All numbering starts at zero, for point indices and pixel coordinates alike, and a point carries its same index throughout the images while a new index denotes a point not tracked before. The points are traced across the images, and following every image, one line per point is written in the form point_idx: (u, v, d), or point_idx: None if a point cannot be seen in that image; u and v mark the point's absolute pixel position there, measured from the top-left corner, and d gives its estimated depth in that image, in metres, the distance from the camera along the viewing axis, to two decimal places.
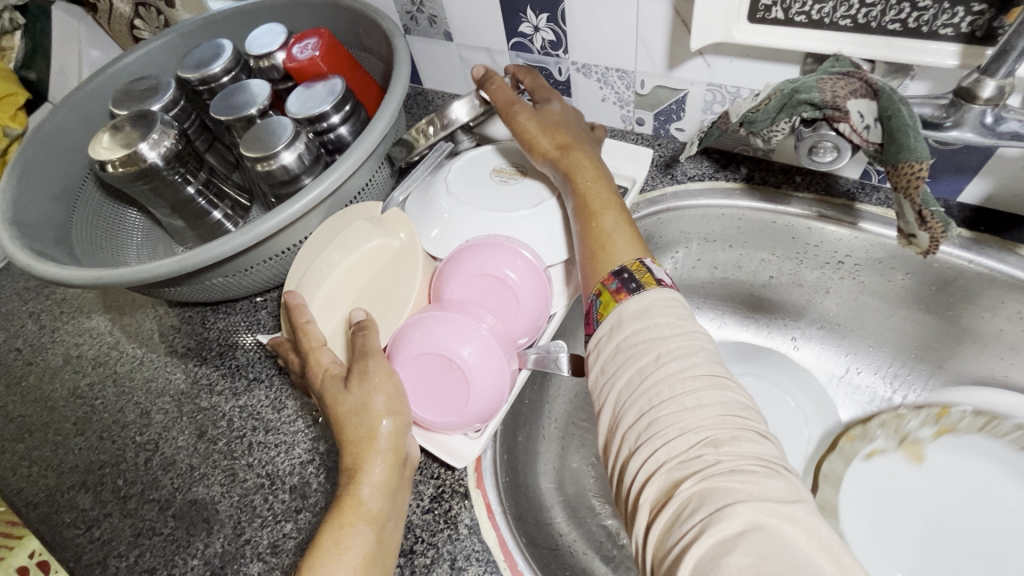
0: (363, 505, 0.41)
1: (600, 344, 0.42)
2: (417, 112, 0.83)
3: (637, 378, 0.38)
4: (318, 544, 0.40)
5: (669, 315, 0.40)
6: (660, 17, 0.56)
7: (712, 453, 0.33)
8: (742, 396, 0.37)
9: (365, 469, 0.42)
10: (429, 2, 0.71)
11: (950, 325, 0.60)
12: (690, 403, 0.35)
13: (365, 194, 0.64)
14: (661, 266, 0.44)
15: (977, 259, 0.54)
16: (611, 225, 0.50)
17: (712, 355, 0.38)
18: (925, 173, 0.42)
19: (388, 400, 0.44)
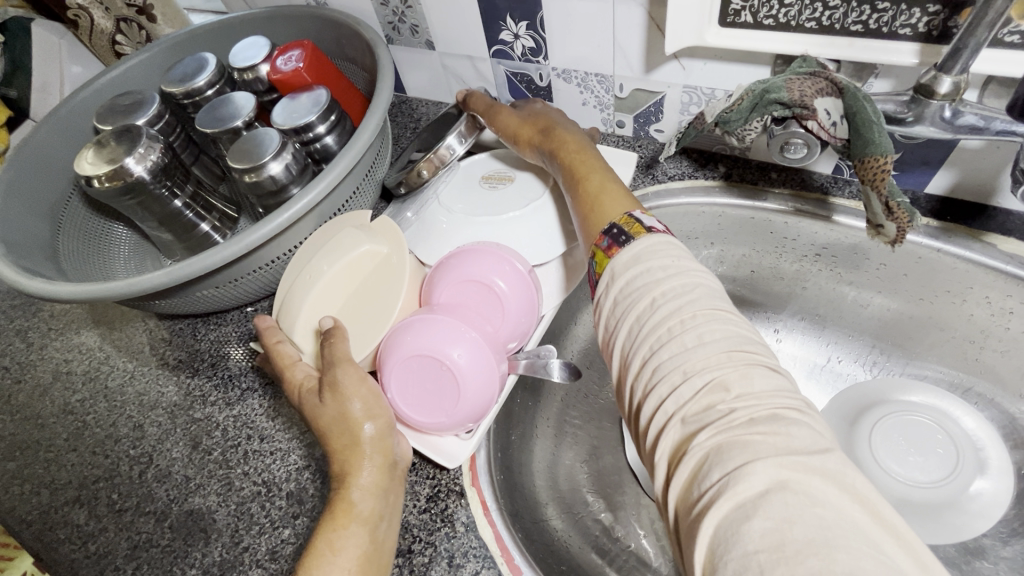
0: (354, 508, 0.43)
1: (604, 297, 0.44)
2: (402, 120, 0.84)
3: (639, 325, 0.40)
4: (313, 548, 0.41)
5: (663, 257, 0.42)
6: (635, 22, 0.58)
7: (725, 400, 0.34)
8: (746, 330, 0.38)
9: (354, 473, 0.44)
10: (410, 13, 0.73)
11: (925, 312, 0.63)
12: (695, 344, 0.36)
13: (353, 203, 0.65)
14: (651, 216, 0.46)
15: (946, 247, 0.57)
16: (598, 185, 0.52)
17: (711, 290, 0.39)
18: (890, 165, 0.44)
19: (364, 405, 0.45)
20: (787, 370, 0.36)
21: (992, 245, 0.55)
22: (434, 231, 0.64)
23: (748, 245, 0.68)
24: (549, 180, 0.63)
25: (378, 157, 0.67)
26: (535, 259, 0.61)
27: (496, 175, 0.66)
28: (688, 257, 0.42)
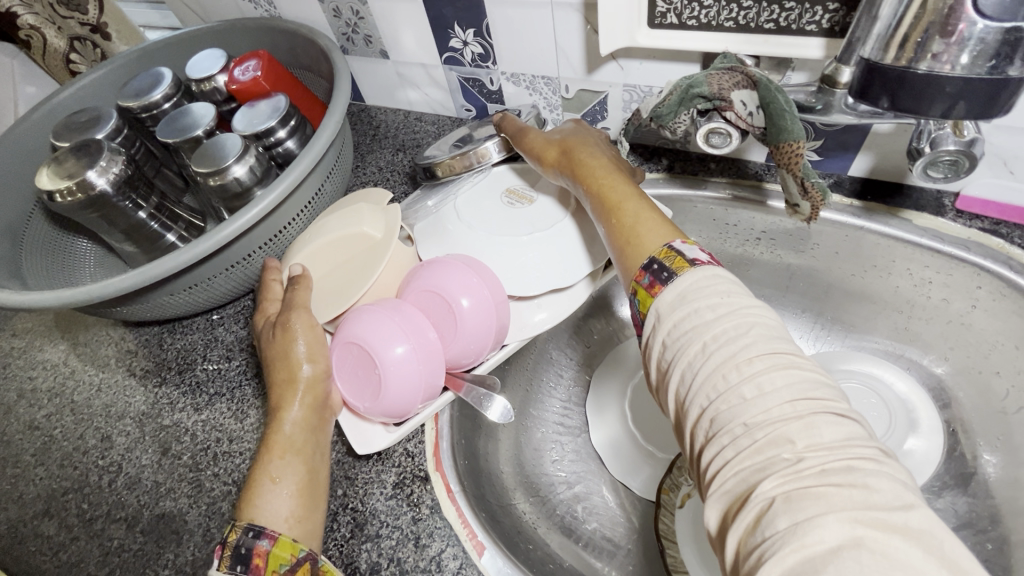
0: (286, 438, 0.46)
1: (651, 338, 0.41)
2: (361, 127, 0.86)
3: (691, 369, 0.37)
4: (253, 482, 0.44)
5: (710, 296, 0.39)
6: (574, 27, 0.62)
7: (791, 451, 0.32)
8: (812, 373, 0.35)
9: (286, 407, 0.48)
10: (363, 24, 0.75)
11: (857, 286, 0.67)
12: (753, 394, 0.34)
13: (318, 201, 0.67)
14: (693, 246, 0.43)
15: (868, 224, 0.61)
16: (634, 217, 0.49)
17: (767, 330, 0.36)
18: (803, 150, 0.49)
19: (307, 347, 0.50)
20: (858, 416, 0.34)
21: (907, 220, 0.60)
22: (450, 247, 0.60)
23: (695, 233, 0.72)
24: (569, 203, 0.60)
25: (340, 157, 0.70)
26: (559, 282, 0.57)
27: (519, 189, 0.63)
28: (740, 292, 0.39)
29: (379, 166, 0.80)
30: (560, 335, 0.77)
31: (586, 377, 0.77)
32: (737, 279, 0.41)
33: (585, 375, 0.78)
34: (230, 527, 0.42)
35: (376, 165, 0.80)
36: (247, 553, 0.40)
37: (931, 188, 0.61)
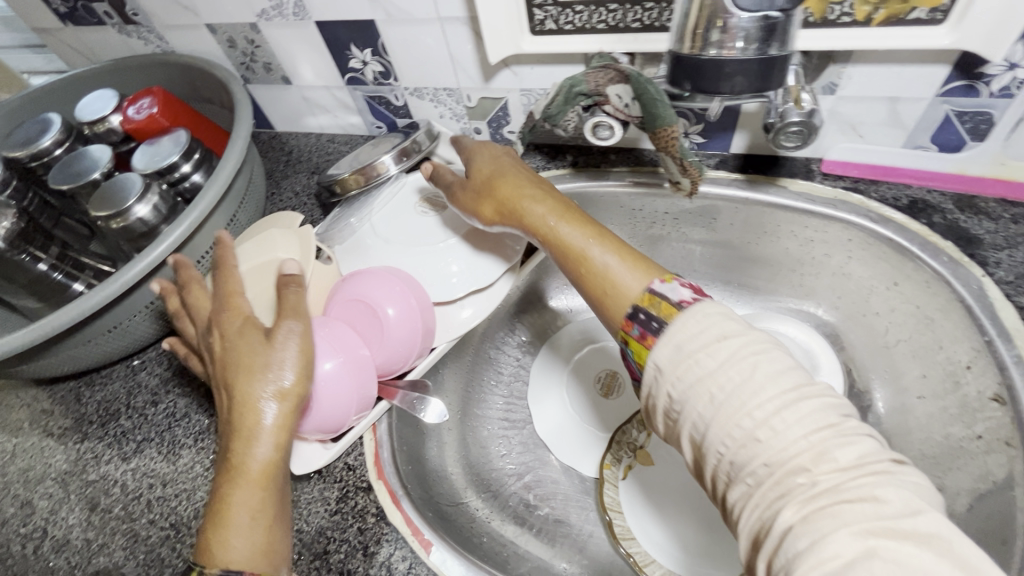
0: (259, 465, 0.43)
1: (654, 388, 0.41)
2: (273, 154, 0.86)
3: (705, 417, 0.37)
4: (225, 515, 0.41)
5: (707, 337, 0.39)
6: (464, 39, 0.65)
7: (806, 476, 0.33)
8: (821, 399, 0.36)
9: (258, 424, 0.43)
10: (260, 52, 0.75)
11: (753, 253, 0.74)
12: (771, 432, 0.35)
13: (230, 231, 0.67)
14: (675, 285, 0.43)
15: (751, 196, 0.67)
16: (604, 261, 0.47)
17: (771, 370, 0.37)
18: (677, 133, 0.54)
19: (302, 359, 0.45)
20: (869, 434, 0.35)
21: (784, 187, 0.66)
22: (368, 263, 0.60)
23: (608, 221, 0.77)
24: None
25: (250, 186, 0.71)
26: (480, 282, 0.59)
27: (432, 199, 0.64)
28: (737, 331, 0.39)
29: (295, 191, 0.80)
30: (495, 333, 0.80)
31: (525, 371, 0.80)
32: (724, 310, 0.41)
33: (525, 369, 0.80)
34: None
35: (291, 190, 0.80)
36: None
37: (800, 157, 0.68)
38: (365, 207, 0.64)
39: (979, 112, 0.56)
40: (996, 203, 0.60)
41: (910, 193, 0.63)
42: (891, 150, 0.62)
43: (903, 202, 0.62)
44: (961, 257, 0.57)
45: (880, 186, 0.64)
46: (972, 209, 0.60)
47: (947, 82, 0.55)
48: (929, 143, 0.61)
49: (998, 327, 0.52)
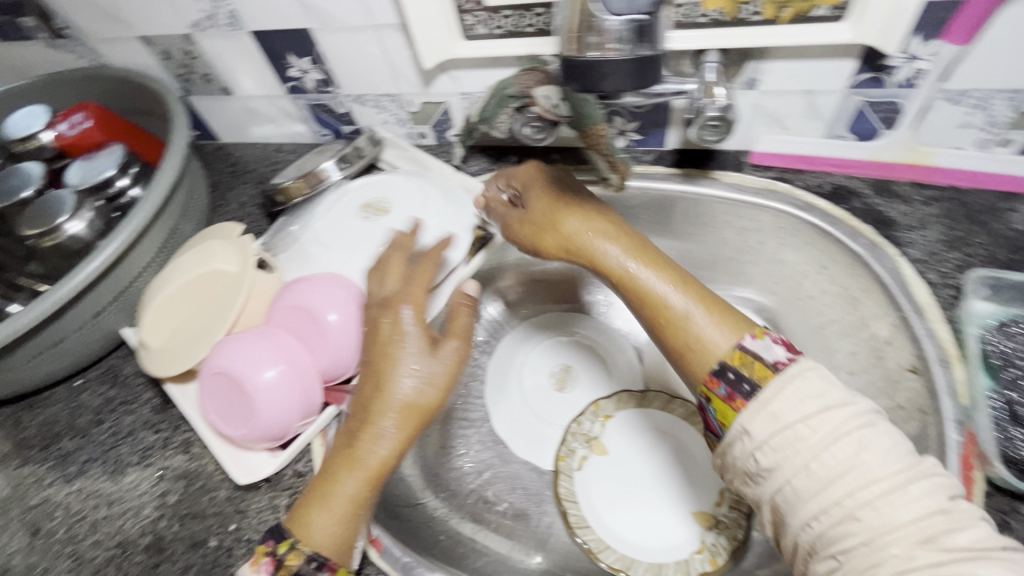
0: (369, 464, 0.45)
1: (740, 449, 0.41)
2: (218, 166, 0.85)
3: (802, 489, 0.37)
4: (327, 493, 0.45)
5: (806, 406, 0.39)
6: (400, 46, 0.66)
7: (903, 548, 0.34)
8: (928, 481, 0.36)
9: (377, 427, 0.46)
10: (197, 63, 0.75)
11: (694, 244, 0.76)
12: (879, 509, 0.35)
13: (171, 243, 0.67)
14: (768, 345, 0.44)
15: (687, 189, 0.69)
16: (689, 318, 0.48)
17: (880, 450, 0.37)
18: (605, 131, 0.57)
19: (429, 377, 0.47)
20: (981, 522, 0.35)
21: (717, 179, 0.69)
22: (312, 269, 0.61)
23: None
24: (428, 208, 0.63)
25: (190, 198, 0.70)
26: (423, 283, 0.61)
27: (374, 203, 0.64)
28: (836, 398, 0.39)
29: (241, 202, 0.79)
30: None
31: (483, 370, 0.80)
32: (823, 375, 0.41)
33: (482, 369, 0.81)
34: (290, 549, 0.43)
35: (238, 201, 0.80)
36: None
37: (732, 150, 0.71)
38: (308, 213, 0.66)
39: (888, 102, 0.60)
40: (911, 187, 0.65)
41: (832, 180, 0.67)
42: (813, 140, 0.66)
43: (827, 189, 0.66)
44: (878, 239, 0.60)
45: (806, 175, 0.68)
46: (889, 193, 0.64)
47: (857, 74, 0.58)
48: (847, 133, 0.64)
49: (912, 302, 0.56)
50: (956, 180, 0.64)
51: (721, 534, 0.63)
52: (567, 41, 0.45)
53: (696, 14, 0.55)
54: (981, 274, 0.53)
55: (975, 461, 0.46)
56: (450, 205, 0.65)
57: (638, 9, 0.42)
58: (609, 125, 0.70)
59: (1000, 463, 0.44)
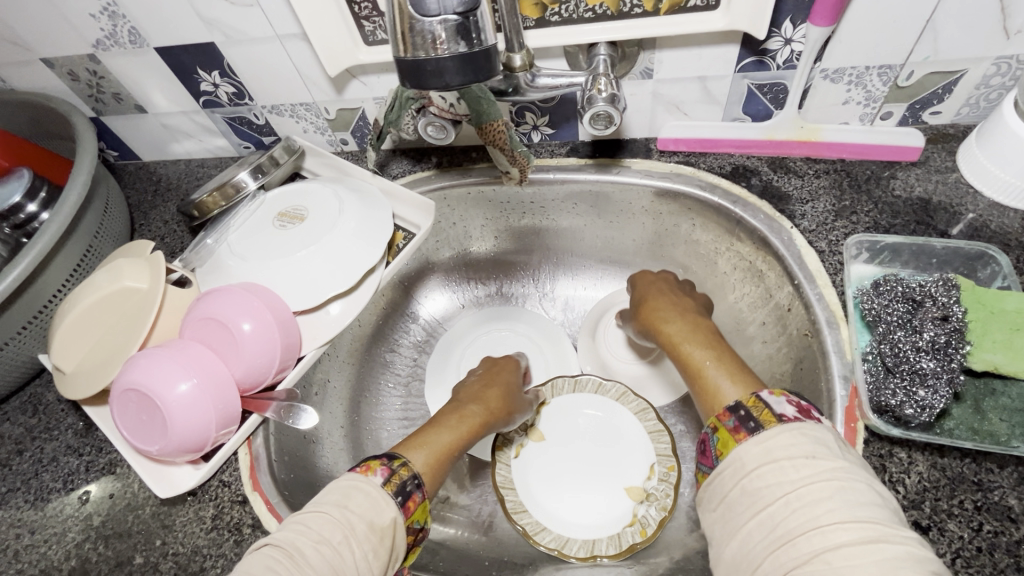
0: (470, 424, 0.59)
1: (725, 483, 0.41)
2: (140, 185, 0.84)
3: (767, 533, 0.36)
4: (438, 427, 0.56)
5: (796, 451, 0.39)
6: (307, 55, 0.67)
7: None
8: (907, 549, 0.33)
9: (489, 399, 0.64)
10: (107, 83, 0.74)
11: (616, 230, 0.79)
12: (841, 561, 0.33)
13: (86, 264, 0.67)
14: (781, 398, 0.42)
15: (600, 178, 0.72)
16: (717, 376, 0.49)
17: (860, 504, 0.35)
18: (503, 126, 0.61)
19: (518, 398, 0.68)
20: None
21: (628, 167, 0.71)
22: (227, 282, 0.61)
23: (481, 216, 0.80)
24: (340, 213, 0.63)
25: (104, 218, 0.70)
26: (335, 289, 0.60)
27: (289, 211, 0.65)
28: (829, 455, 0.38)
29: (165, 220, 0.79)
30: (389, 337, 0.81)
31: (422, 369, 0.81)
32: (827, 437, 0.40)
33: (421, 368, 0.81)
34: (402, 463, 0.47)
35: (161, 219, 0.79)
36: (409, 490, 0.45)
37: (641, 138, 0.73)
38: (224, 225, 0.66)
39: (774, 84, 0.64)
40: (803, 162, 0.67)
41: (734, 160, 0.70)
42: (712, 124, 0.69)
43: (727, 169, 0.69)
44: (774, 214, 0.64)
45: (708, 158, 0.70)
46: (784, 169, 0.67)
47: (741, 60, 0.62)
48: (743, 115, 0.68)
49: (804, 270, 0.59)
50: (843, 154, 0.66)
51: (651, 506, 0.66)
52: (396, 41, 0.43)
53: (581, 9, 0.57)
54: (858, 239, 0.58)
55: (857, 412, 0.49)
56: (364, 204, 0.66)
57: (449, 8, 0.40)
58: (522, 121, 0.72)
59: (873, 413, 0.48)
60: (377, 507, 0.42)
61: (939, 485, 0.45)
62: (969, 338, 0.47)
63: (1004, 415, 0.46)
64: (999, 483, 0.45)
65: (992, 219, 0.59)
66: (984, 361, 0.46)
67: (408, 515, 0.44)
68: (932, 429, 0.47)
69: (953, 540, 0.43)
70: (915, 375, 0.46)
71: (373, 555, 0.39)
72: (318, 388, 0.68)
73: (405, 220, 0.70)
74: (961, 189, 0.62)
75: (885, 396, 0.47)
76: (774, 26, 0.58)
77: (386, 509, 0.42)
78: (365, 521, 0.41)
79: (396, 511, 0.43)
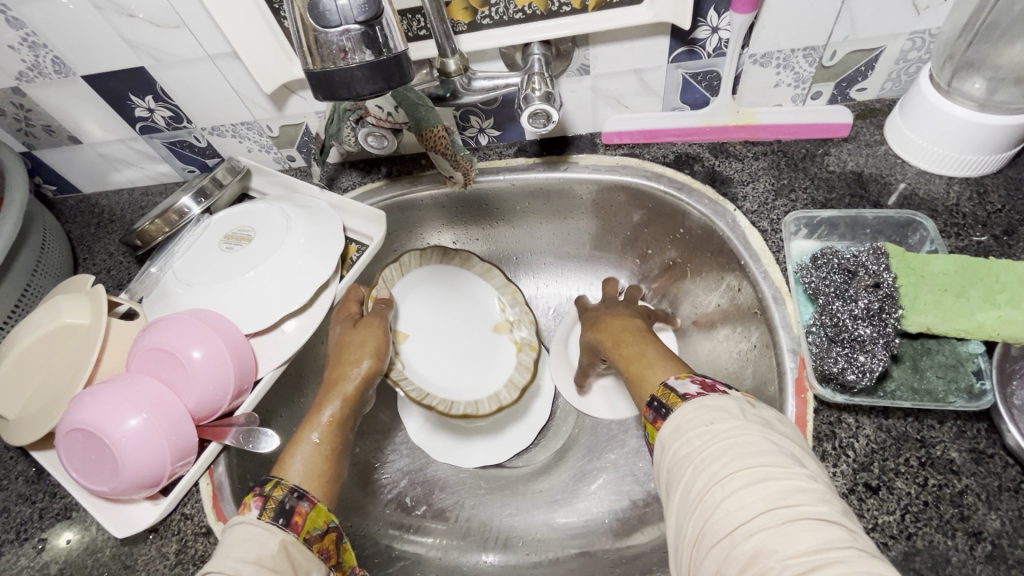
0: (331, 410, 0.55)
1: (657, 468, 0.43)
2: (81, 219, 0.81)
3: (683, 499, 0.39)
4: (302, 430, 0.54)
5: (695, 417, 0.41)
6: (242, 74, 0.66)
7: (772, 545, 0.33)
8: (791, 480, 0.36)
9: (345, 371, 0.58)
10: (35, 115, 0.71)
11: (570, 224, 0.80)
12: (734, 505, 0.35)
13: (25, 304, 0.66)
14: (684, 379, 0.45)
15: (548, 175, 0.73)
16: (646, 367, 0.52)
17: (749, 447, 0.38)
18: (443, 133, 0.62)
19: (362, 340, 0.60)
20: (843, 519, 0.34)
21: (576, 163, 0.72)
22: (174, 309, 0.60)
23: (436, 222, 0.80)
24: (287, 231, 0.62)
25: (42, 255, 0.68)
26: (286, 308, 0.59)
27: (236, 233, 0.64)
28: (726, 415, 0.40)
29: (109, 252, 0.76)
30: None
31: None
32: (728, 400, 0.42)
33: None
34: (274, 484, 0.47)
35: (105, 252, 0.77)
36: (289, 509, 0.45)
37: (586, 133, 0.74)
38: (169, 253, 0.64)
39: (707, 71, 0.65)
40: (742, 145, 0.69)
41: (676, 149, 0.71)
42: (653, 114, 0.70)
43: (670, 158, 0.70)
44: (718, 198, 0.65)
45: (652, 148, 0.71)
46: (724, 154, 0.69)
47: (672, 50, 0.63)
48: (682, 104, 0.69)
49: (750, 249, 0.61)
50: (780, 135, 0.68)
51: (518, 328, 0.78)
52: (304, 55, 0.43)
53: (511, 10, 0.58)
54: (796, 216, 0.60)
55: (806, 383, 0.51)
56: (313, 219, 0.65)
57: (351, 18, 0.40)
58: (467, 125, 0.72)
59: (819, 382, 0.50)
60: (259, 541, 0.43)
61: (886, 446, 0.47)
62: (902, 302, 0.48)
63: (941, 371, 0.48)
64: (940, 438, 0.47)
65: (920, 186, 0.62)
66: (918, 323, 0.47)
67: (299, 529, 0.45)
68: (876, 392, 0.49)
69: (902, 497, 0.45)
70: (854, 342, 0.48)
71: None
72: (282, 410, 0.67)
73: (356, 232, 0.70)
74: (890, 160, 0.64)
75: (828, 364, 0.49)
76: (699, 16, 0.59)
77: (270, 538, 0.43)
78: (249, 560, 0.41)
79: (280, 534, 0.43)
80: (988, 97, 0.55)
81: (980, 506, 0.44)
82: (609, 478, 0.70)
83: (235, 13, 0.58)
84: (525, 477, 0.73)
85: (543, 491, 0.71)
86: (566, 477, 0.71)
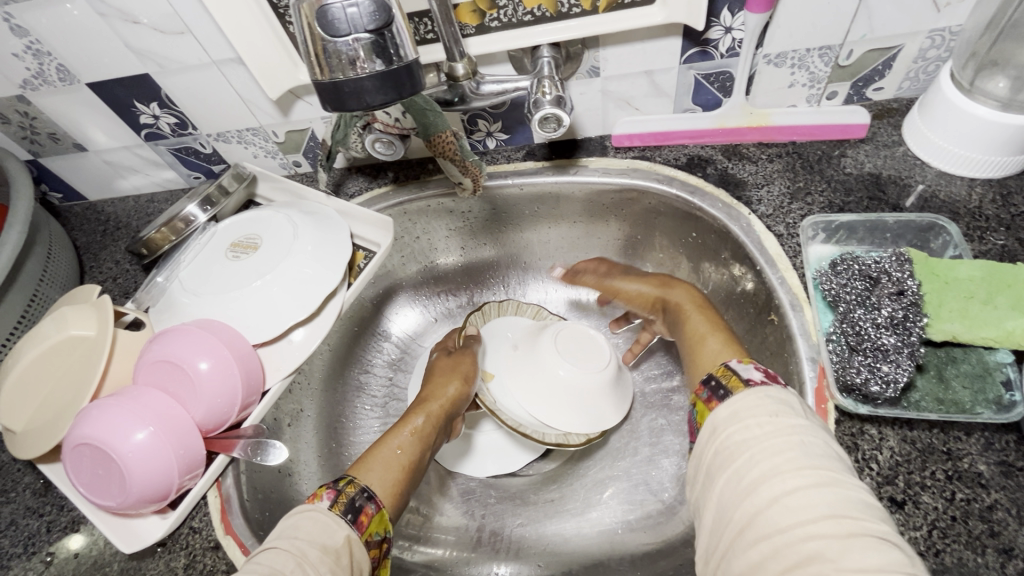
0: (417, 425, 0.59)
1: (702, 449, 0.43)
2: (86, 226, 0.81)
3: (731, 485, 0.39)
4: (387, 439, 0.57)
5: (760, 412, 0.41)
6: (246, 79, 0.65)
7: (829, 550, 0.33)
8: (854, 494, 0.36)
9: (435, 394, 0.64)
10: (40, 123, 0.71)
11: (579, 228, 0.78)
12: (794, 502, 0.36)
13: (32, 313, 0.65)
14: (748, 365, 0.46)
15: (557, 179, 0.71)
16: (715, 347, 0.55)
17: (811, 450, 0.38)
18: (451, 140, 0.61)
19: (456, 371, 0.67)
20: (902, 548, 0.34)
21: (586, 166, 0.71)
22: (180, 319, 0.59)
23: (444, 228, 0.79)
24: (295, 239, 0.62)
25: (48, 264, 0.68)
26: (293, 317, 0.59)
27: (242, 241, 0.63)
28: (790, 413, 0.41)
29: (116, 260, 0.76)
30: (362, 359, 0.79)
31: (398, 388, 0.79)
32: (790, 400, 0.42)
33: (397, 387, 0.79)
34: (348, 481, 0.49)
35: (112, 259, 0.76)
36: (358, 507, 0.47)
37: (596, 136, 0.73)
38: (175, 262, 0.64)
39: (720, 72, 0.64)
40: (756, 147, 0.68)
41: (688, 151, 0.69)
42: (664, 116, 0.69)
43: (682, 161, 0.69)
44: (732, 202, 0.64)
45: (663, 151, 0.70)
46: (738, 156, 0.67)
47: (684, 51, 0.62)
48: (694, 105, 0.68)
49: (765, 255, 0.59)
50: (794, 136, 0.66)
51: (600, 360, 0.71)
52: (311, 64, 0.42)
53: (520, 12, 0.57)
54: (814, 220, 0.59)
55: (826, 393, 0.50)
56: (320, 227, 0.64)
57: (360, 26, 0.39)
58: (475, 129, 0.71)
59: (841, 393, 0.48)
60: (326, 530, 0.44)
61: (911, 458, 0.46)
62: (926, 310, 0.47)
63: (967, 381, 0.46)
64: (967, 451, 0.46)
65: (940, 188, 0.60)
66: (944, 332, 0.46)
67: (363, 529, 0.46)
68: (899, 403, 0.47)
69: (928, 511, 0.44)
70: (877, 351, 0.47)
71: (330, 567, 0.41)
72: (290, 420, 0.66)
73: (364, 240, 0.69)
74: (908, 162, 0.63)
75: (851, 374, 0.47)
76: (713, 15, 0.58)
77: (337, 530, 0.44)
78: (317, 544, 0.42)
79: (347, 528, 0.45)
80: (1012, 96, 0.54)
81: (1012, 521, 0.42)
82: (620, 487, 0.69)
83: (240, 17, 0.57)
84: (535, 486, 0.72)
85: (554, 500, 0.70)
86: (578, 485, 0.70)
